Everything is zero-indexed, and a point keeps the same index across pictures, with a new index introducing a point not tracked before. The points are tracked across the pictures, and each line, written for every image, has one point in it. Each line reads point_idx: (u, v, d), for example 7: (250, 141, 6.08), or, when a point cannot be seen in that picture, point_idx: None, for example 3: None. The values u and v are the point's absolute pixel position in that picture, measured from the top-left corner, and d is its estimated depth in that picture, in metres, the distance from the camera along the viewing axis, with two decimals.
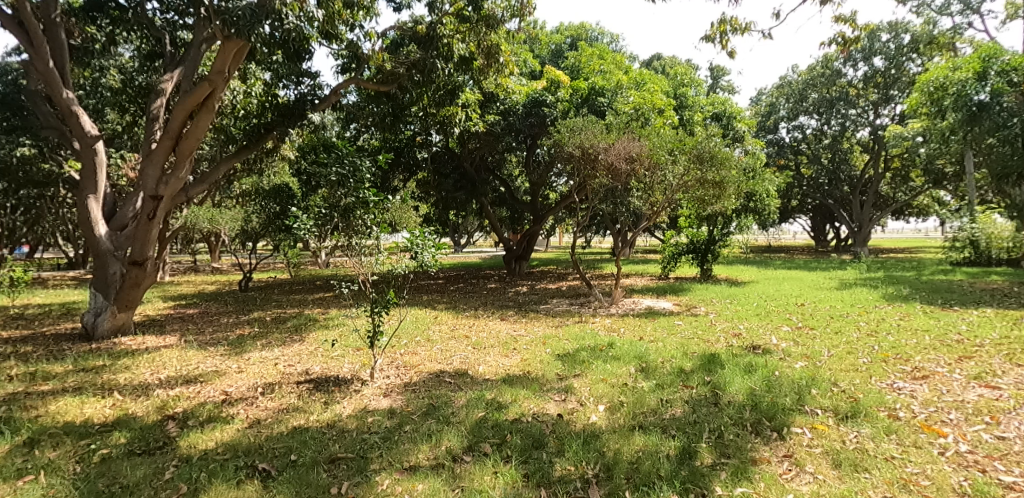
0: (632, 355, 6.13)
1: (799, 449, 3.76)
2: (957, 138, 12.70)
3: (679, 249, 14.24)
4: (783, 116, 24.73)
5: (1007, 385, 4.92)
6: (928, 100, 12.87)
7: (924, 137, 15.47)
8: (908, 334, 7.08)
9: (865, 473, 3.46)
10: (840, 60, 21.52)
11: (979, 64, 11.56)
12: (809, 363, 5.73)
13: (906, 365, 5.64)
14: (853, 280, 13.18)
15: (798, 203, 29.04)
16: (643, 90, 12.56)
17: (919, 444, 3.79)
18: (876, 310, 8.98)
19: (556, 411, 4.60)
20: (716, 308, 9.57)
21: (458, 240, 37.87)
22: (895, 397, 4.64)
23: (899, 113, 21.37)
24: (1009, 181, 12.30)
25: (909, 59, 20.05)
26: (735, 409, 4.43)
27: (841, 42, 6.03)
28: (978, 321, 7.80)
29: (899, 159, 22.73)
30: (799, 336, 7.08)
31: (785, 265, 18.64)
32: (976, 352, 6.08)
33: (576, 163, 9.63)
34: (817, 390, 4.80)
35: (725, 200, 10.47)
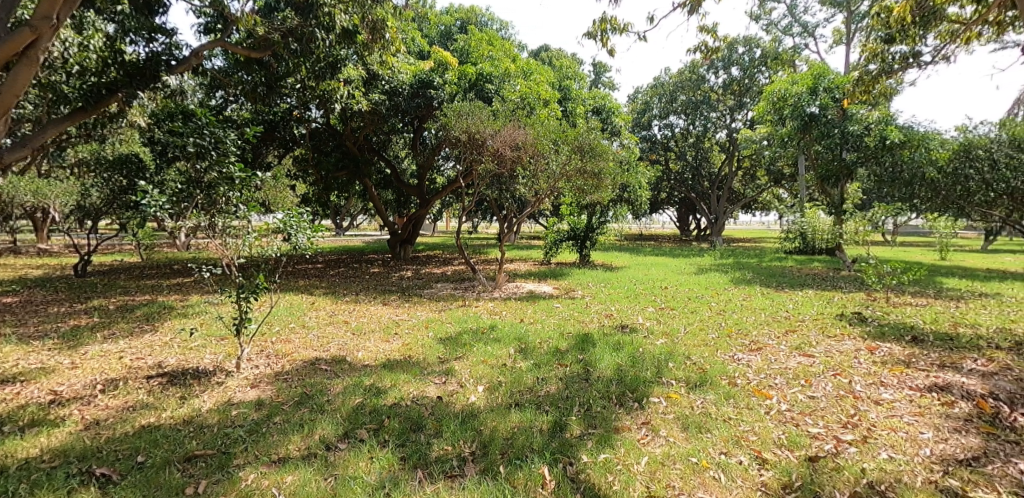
0: (513, 336, 6.34)
1: (655, 417, 4.15)
2: (793, 144, 14.59)
3: (560, 236, 14.91)
4: (655, 115, 26.72)
5: (820, 354, 5.83)
6: (772, 109, 14.47)
7: (768, 141, 17.54)
8: (749, 312, 8.13)
9: (707, 433, 3.89)
10: (705, 66, 23.65)
11: (811, 80, 13.25)
12: (668, 339, 6.35)
13: (745, 338, 6.48)
14: (709, 266, 14.70)
15: (667, 195, 31.68)
16: (530, 80, 12.85)
17: (751, 405, 4.36)
18: (725, 292, 10.16)
19: (436, 393, 4.64)
20: (591, 292, 10.19)
21: (341, 224, 36.28)
22: (736, 367, 5.29)
23: (750, 119, 24.05)
24: (829, 183, 14.44)
25: (760, 71, 22.46)
26: (603, 383, 4.78)
27: (705, 51, 6.67)
28: (802, 300, 9.14)
29: (749, 159, 25.63)
30: (661, 316, 7.82)
31: (654, 252, 20.22)
32: (799, 326, 7.16)
33: (462, 147, 9.70)
34: (673, 364, 5.33)
35: (602, 191, 11.09)
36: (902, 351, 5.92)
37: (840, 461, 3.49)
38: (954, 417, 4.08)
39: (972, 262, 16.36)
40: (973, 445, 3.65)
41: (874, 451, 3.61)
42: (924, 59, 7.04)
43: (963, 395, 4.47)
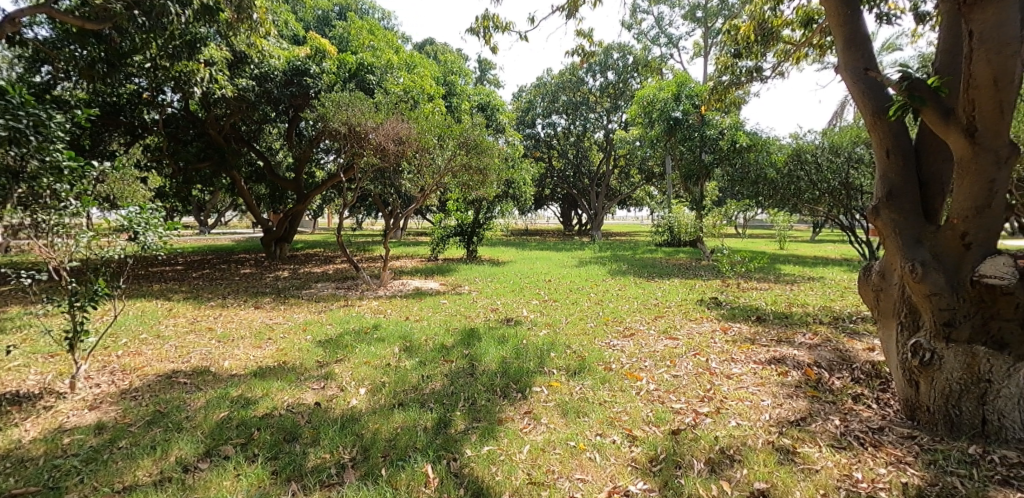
0: (397, 335, 6.19)
1: (537, 405, 4.28)
2: (661, 145, 15.88)
3: (447, 231, 14.81)
4: (539, 113, 27.59)
5: (683, 336, 6.41)
6: (643, 112, 15.66)
7: (640, 142, 18.89)
8: (623, 301, 8.70)
9: (584, 417, 4.09)
10: (584, 69, 24.86)
11: (675, 87, 14.88)
12: (550, 330, 6.60)
13: (620, 325, 6.96)
14: (589, 259, 15.51)
15: (550, 192, 32.88)
16: (414, 73, 12.62)
17: (624, 388, 4.66)
18: (602, 283, 10.78)
19: (313, 399, 4.39)
20: (478, 287, 10.27)
21: (206, 221, 33.03)
22: (611, 353, 5.64)
23: (624, 121, 25.75)
24: (691, 181, 15.91)
25: (632, 77, 24.24)
26: (488, 376, 4.84)
27: (581, 54, 6.98)
28: (669, 288, 9.98)
29: (624, 158, 27.41)
30: (544, 308, 8.10)
31: (538, 247, 20.87)
32: (666, 312, 7.81)
33: (341, 139, 9.26)
34: (555, 353, 5.54)
35: (487, 187, 11.21)
36: (749, 329, 6.72)
37: (698, 431, 3.82)
38: (788, 384, 4.69)
39: (803, 250, 18.96)
40: (801, 407, 4.19)
41: (726, 419, 4.01)
42: (764, 74, 7.97)
43: (795, 365, 5.16)
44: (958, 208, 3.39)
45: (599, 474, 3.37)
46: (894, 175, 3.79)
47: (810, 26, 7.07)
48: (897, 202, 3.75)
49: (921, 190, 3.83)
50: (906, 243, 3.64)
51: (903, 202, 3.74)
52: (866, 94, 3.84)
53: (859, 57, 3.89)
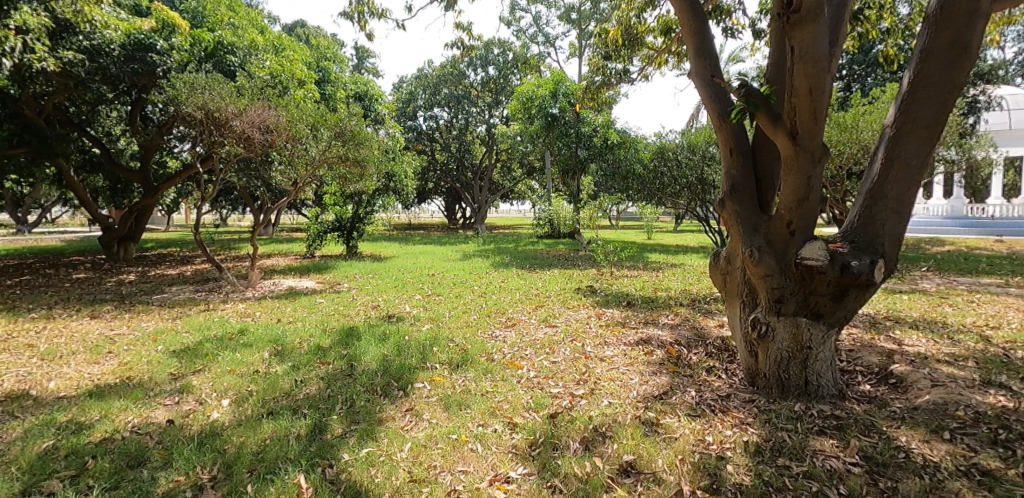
0: (267, 339, 5.75)
1: (419, 401, 4.23)
2: (540, 140, 16.43)
3: (324, 227, 13.99)
4: (420, 105, 27.16)
5: (561, 323, 6.71)
6: (522, 108, 16.10)
7: (520, 137, 19.36)
8: (506, 292, 8.90)
9: (466, 409, 4.11)
10: (464, 63, 24.88)
11: (552, 84, 15.57)
12: (433, 324, 6.55)
13: (502, 316, 7.10)
14: (473, 252, 15.60)
15: (434, 186, 32.56)
16: (282, 56, 11.76)
17: (505, 377, 4.77)
18: (486, 276, 10.92)
19: (166, 417, 3.94)
20: (358, 284, 9.88)
21: (28, 218, 28.20)
22: (494, 344, 5.73)
23: (505, 116, 26.24)
24: (568, 176, 16.65)
25: (512, 73, 24.78)
26: (367, 376, 4.67)
27: (460, 47, 6.95)
28: (549, 278, 10.39)
29: (505, 153, 27.94)
30: (427, 302, 8.01)
31: (422, 241, 20.57)
32: (546, 301, 8.12)
33: (197, 126, 8.38)
34: (438, 348, 5.51)
35: (367, 180, 10.82)
36: (620, 314, 7.21)
37: (573, 413, 4.01)
38: (653, 362, 5.10)
39: (667, 240, 20.71)
40: (663, 382, 4.59)
41: (599, 399, 4.27)
42: (631, 76, 8.54)
43: (659, 345, 5.63)
44: (785, 201, 3.90)
45: (480, 464, 3.41)
46: (736, 171, 4.26)
47: (669, 35, 7.69)
48: (738, 194, 4.23)
49: (757, 184, 4.35)
50: (746, 231, 4.11)
51: (744, 194, 4.22)
52: (713, 98, 4.26)
53: (708, 64, 4.30)
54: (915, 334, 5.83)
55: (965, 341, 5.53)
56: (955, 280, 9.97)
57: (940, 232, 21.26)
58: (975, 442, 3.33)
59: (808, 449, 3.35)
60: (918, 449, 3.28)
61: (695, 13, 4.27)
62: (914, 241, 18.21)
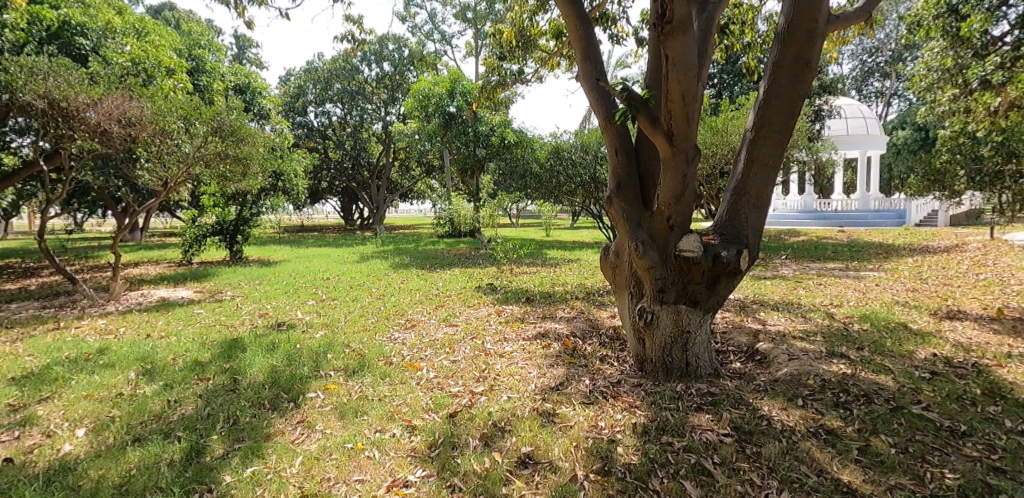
0: (134, 357, 5.17)
1: (312, 412, 4.03)
2: (437, 139, 16.30)
3: (202, 231, 12.65)
4: (310, 101, 25.80)
5: (461, 322, 6.71)
6: (419, 106, 15.86)
7: (417, 135, 19.05)
8: (405, 293, 8.73)
9: (363, 416, 3.98)
10: (357, 57, 23.98)
11: (449, 83, 15.54)
12: (327, 331, 6.25)
13: (401, 318, 6.96)
14: (371, 254, 15.11)
15: (328, 185, 31.11)
16: (146, 41, 10.60)
17: (404, 380, 4.68)
18: (384, 277, 10.63)
19: (3, 455, 3.41)
20: (243, 291, 9.19)
21: None
22: (392, 347, 5.61)
23: (402, 114, 25.68)
24: (467, 175, 16.68)
25: (408, 70, 24.29)
26: (253, 390, 4.36)
27: (351, 41, 6.67)
28: (450, 278, 10.35)
29: (403, 151, 27.39)
30: (321, 307, 7.64)
31: (316, 243, 19.58)
32: (446, 301, 8.08)
33: (39, 117, 7.31)
34: (332, 354, 5.28)
35: (251, 179, 10.07)
36: (519, 310, 7.36)
37: (473, 410, 4.04)
38: (550, 355, 5.27)
39: (564, 236, 21.47)
40: (560, 373, 4.75)
41: (498, 395, 4.33)
42: (525, 77, 8.72)
43: (556, 338, 5.83)
44: (664, 197, 4.19)
45: (378, 471, 3.31)
46: (621, 170, 4.51)
47: (560, 39, 7.96)
48: (624, 192, 4.47)
49: (641, 182, 4.64)
50: (631, 226, 4.36)
51: (628, 191, 4.48)
52: (599, 100, 4.47)
53: (593, 68, 4.50)
54: (776, 314, 6.55)
55: (815, 318, 6.32)
56: (808, 266, 11.35)
57: (798, 224, 24.06)
58: (823, 406, 3.80)
59: (688, 425, 3.63)
60: (778, 416, 3.69)
61: (581, 18, 4.45)
62: (776, 233, 20.41)
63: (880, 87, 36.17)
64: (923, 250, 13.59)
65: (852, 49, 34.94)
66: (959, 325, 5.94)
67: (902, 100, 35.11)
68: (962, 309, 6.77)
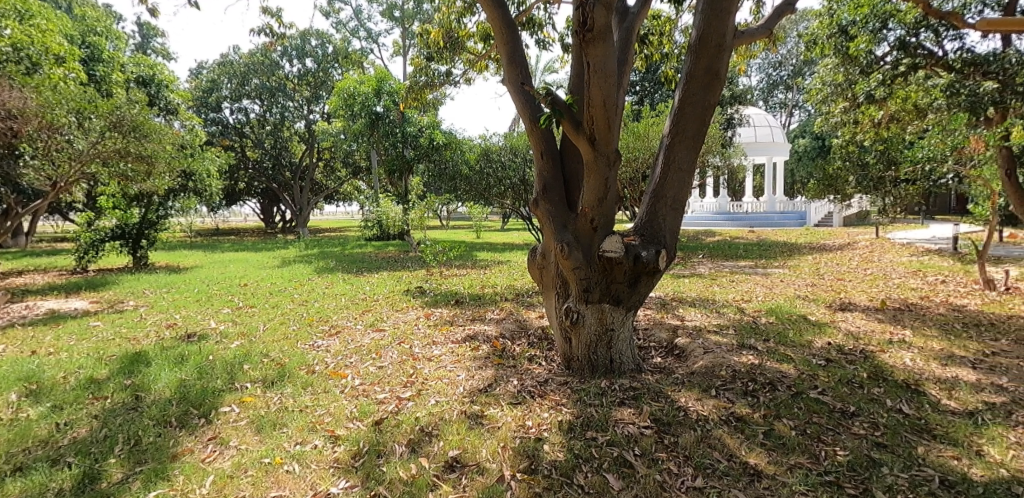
0: (16, 377, 4.64)
1: (225, 428, 3.79)
2: (364, 139, 15.83)
3: (100, 235, 11.58)
4: (225, 96, 24.31)
5: (389, 327, 6.56)
6: (343, 105, 15.35)
7: (343, 135, 18.43)
8: (330, 299, 8.41)
9: (282, 428, 3.80)
10: (277, 52, 22.83)
11: (375, 82, 15.19)
12: (244, 340, 5.92)
13: (325, 324, 6.70)
14: (293, 258, 14.47)
15: (245, 186, 29.44)
16: (31, 26, 9.56)
17: (328, 388, 4.52)
18: (308, 282, 10.19)
19: None
20: (148, 300, 8.49)
21: None
22: (315, 355, 5.40)
23: (326, 112, 24.77)
24: (395, 176, 16.35)
25: (332, 67, 23.30)
26: (159, 406, 4.05)
27: (269, 34, 6.34)
28: (378, 282, 10.10)
29: (328, 151, 26.44)
30: (238, 316, 7.20)
31: (232, 248, 18.46)
32: (373, 305, 7.87)
33: None
34: (249, 365, 5.00)
35: (157, 179, 9.31)
36: (448, 313, 7.31)
37: (399, 417, 3.96)
38: (479, 357, 5.27)
39: (494, 238, 21.57)
40: (488, 375, 4.76)
41: (426, 399, 4.27)
42: (454, 79, 8.67)
43: (485, 340, 5.83)
44: (587, 200, 4.31)
45: (297, 485, 3.16)
46: (547, 173, 4.59)
47: (488, 42, 7.99)
48: (549, 194, 4.56)
49: (566, 185, 4.74)
50: (556, 228, 4.45)
51: (554, 194, 4.56)
52: (524, 104, 4.52)
53: (519, 72, 4.55)
54: (693, 310, 6.93)
55: (728, 313, 6.74)
56: (722, 264, 12.09)
57: (715, 225, 25.52)
58: (734, 395, 4.06)
59: (611, 419, 3.75)
60: (693, 407, 3.90)
61: (506, 23, 4.49)
62: (694, 233, 21.55)
63: (784, 98, 39.10)
64: (820, 248, 14.86)
65: (759, 63, 37.62)
66: (850, 316, 6.55)
67: (802, 111, 38.22)
68: (853, 301, 7.47)
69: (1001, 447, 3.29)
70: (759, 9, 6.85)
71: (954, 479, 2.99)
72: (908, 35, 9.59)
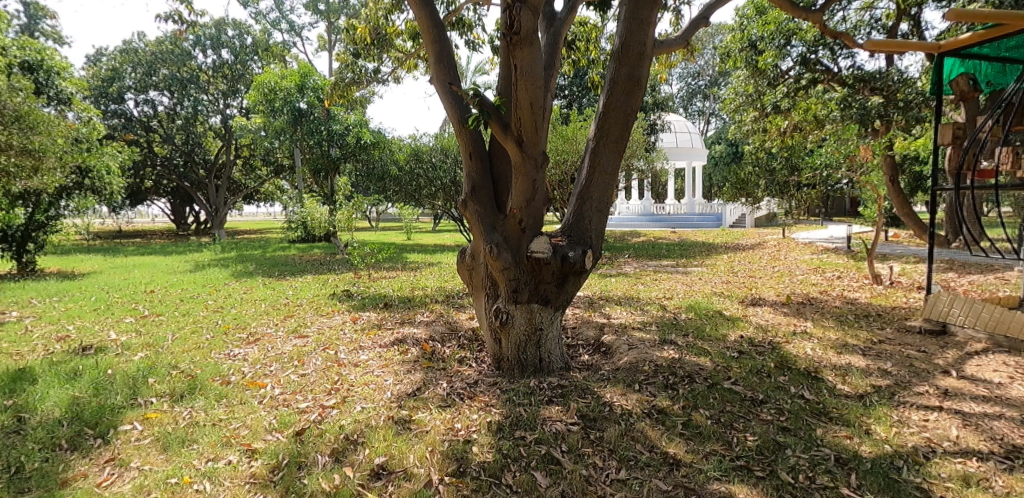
0: None
1: (125, 448, 3.49)
2: (286, 136, 15.13)
3: None
4: (128, 86, 22.39)
5: (313, 333, 6.29)
6: (263, 100, 14.53)
7: (263, 132, 17.49)
8: (248, 304, 7.95)
9: (192, 445, 3.55)
10: (189, 41, 21.35)
11: (298, 77, 14.43)
12: (150, 351, 5.47)
13: (243, 332, 6.32)
14: (207, 261, 13.54)
15: (153, 184, 27.28)
16: None
17: (244, 400, 4.27)
18: (224, 288, 9.58)
19: None
20: (36, 311, 7.64)
21: None
22: (231, 365, 5.09)
23: (244, 107, 23.38)
24: (321, 175, 15.75)
25: (252, 60, 22.26)
26: (47, 428, 3.66)
27: (178, 21, 5.90)
28: (301, 286, 9.66)
29: (246, 148, 25.06)
30: (142, 325, 6.64)
31: (137, 251, 17.02)
32: (296, 311, 7.52)
33: None
34: (155, 379, 4.64)
35: (45, 176, 8.41)
36: (376, 316, 7.13)
37: (322, 426, 3.81)
38: (407, 361, 5.16)
39: (425, 240, 21.28)
40: (417, 379, 4.68)
41: (351, 407, 4.14)
42: (382, 77, 8.46)
43: (414, 343, 5.73)
44: (516, 201, 4.33)
45: None
46: (475, 174, 4.58)
47: (417, 40, 7.86)
48: (478, 195, 4.55)
49: (495, 185, 4.76)
50: (485, 229, 4.44)
51: (482, 195, 4.56)
52: (452, 104, 4.48)
53: (447, 72, 4.50)
54: (618, 308, 7.16)
55: (651, 310, 7.02)
56: (646, 263, 12.57)
57: (640, 227, 26.52)
58: (655, 389, 4.23)
59: (540, 418, 3.80)
60: (618, 401, 4.03)
61: (433, 22, 4.44)
62: (621, 234, 22.27)
63: (702, 106, 41.29)
64: (735, 248, 15.82)
65: (679, 72, 39.54)
66: (760, 310, 7.02)
67: (718, 119, 40.56)
68: (763, 297, 8.01)
69: (886, 425, 3.64)
70: (678, 21, 7.21)
71: (847, 457, 3.27)
72: (808, 51, 10.42)
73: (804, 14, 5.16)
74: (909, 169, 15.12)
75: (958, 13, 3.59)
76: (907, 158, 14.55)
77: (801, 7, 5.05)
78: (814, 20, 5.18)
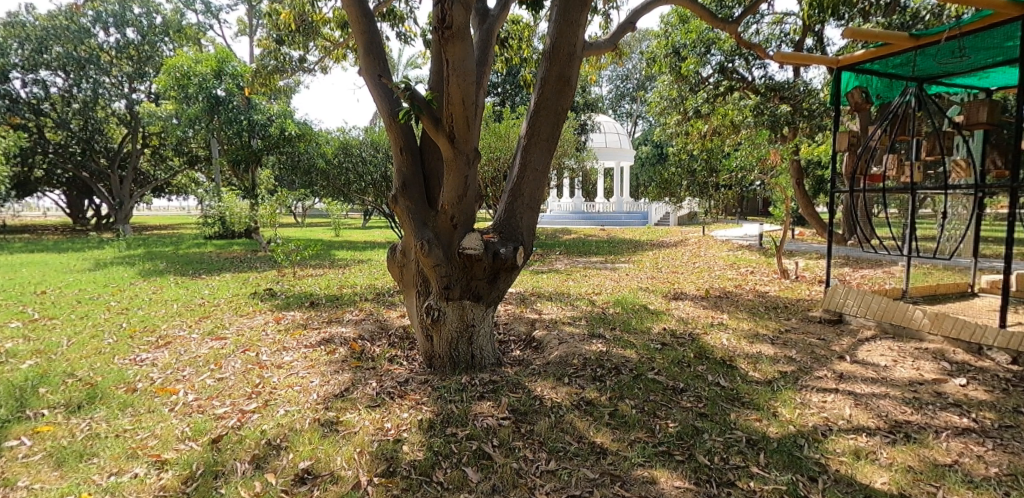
0: None
1: (10, 466, 3.16)
2: (201, 125, 14.19)
3: None
4: (13, 63, 20.09)
5: (231, 334, 5.95)
6: (175, 85, 13.44)
7: (175, 119, 16.26)
8: (158, 305, 7.40)
9: (92, 459, 3.27)
10: (87, 17, 19.47)
11: (215, 63, 13.49)
12: (41, 359, 4.97)
13: (151, 335, 5.87)
14: (110, 259, 12.46)
15: (45, 173, 24.74)
16: None
17: (153, 407, 3.98)
18: (130, 287, 8.85)
19: None
20: None
21: None
22: (137, 370, 4.73)
23: (153, 92, 21.67)
24: (241, 168, 14.91)
25: (162, 41, 20.75)
26: None
27: None
28: (218, 285, 9.11)
29: (156, 136, 23.33)
30: (32, 330, 6.02)
31: (25, 248, 15.36)
32: (212, 311, 7.09)
33: None
34: (48, 388, 4.23)
35: None
36: (301, 315, 6.86)
37: (242, 432, 3.62)
38: (335, 361, 5.01)
39: (354, 236, 20.71)
40: (345, 379, 4.55)
41: (274, 410, 3.96)
42: (308, 66, 8.12)
43: (342, 342, 5.57)
44: (447, 197, 4.30)
45: None
46: (406, 169, 4.50)
47: (345, 29, 7.63)
48: (408, 191, 4.48)
49: (426, 181, 4.70)
50: (416, 225, 4.38)
51: (414, 191, 4.49)
52: (382, 97, 4.36)
53: (377, 64, 4.37)
54: (549, 304, 7.31)
55: (580, 305, 7.22)
56: (576, 260, 12.88)
57: (571, 224, 27.16)
58: (584, 381, 4.35)
59: (471, 414, 3.81)
60: (548, 395, 4.12)
61: (363, 12, 4.31)
62: (552, 231, 22.69)
63: (630, 109, 42.69)
64: (659, 245, 16.53)
65: (609, 75, 40.73)
66: (681, 304, 7.39)
67: (644, 121, 42.10)
68: (683, 291, 8.44)
69: (790, 407, 3.95)
70: (607, 24, 7.43)
71: (756, 438, 3.52)
72: (726, 60, 11.06)
73: (721, 25, 5.46)
74: (813, 173, 16.46)
75: (854, 30, 3.95)
76: (812, 163, 15.79)
77: (719, 17, 5.33)
78: (731, 31, 5.49)
